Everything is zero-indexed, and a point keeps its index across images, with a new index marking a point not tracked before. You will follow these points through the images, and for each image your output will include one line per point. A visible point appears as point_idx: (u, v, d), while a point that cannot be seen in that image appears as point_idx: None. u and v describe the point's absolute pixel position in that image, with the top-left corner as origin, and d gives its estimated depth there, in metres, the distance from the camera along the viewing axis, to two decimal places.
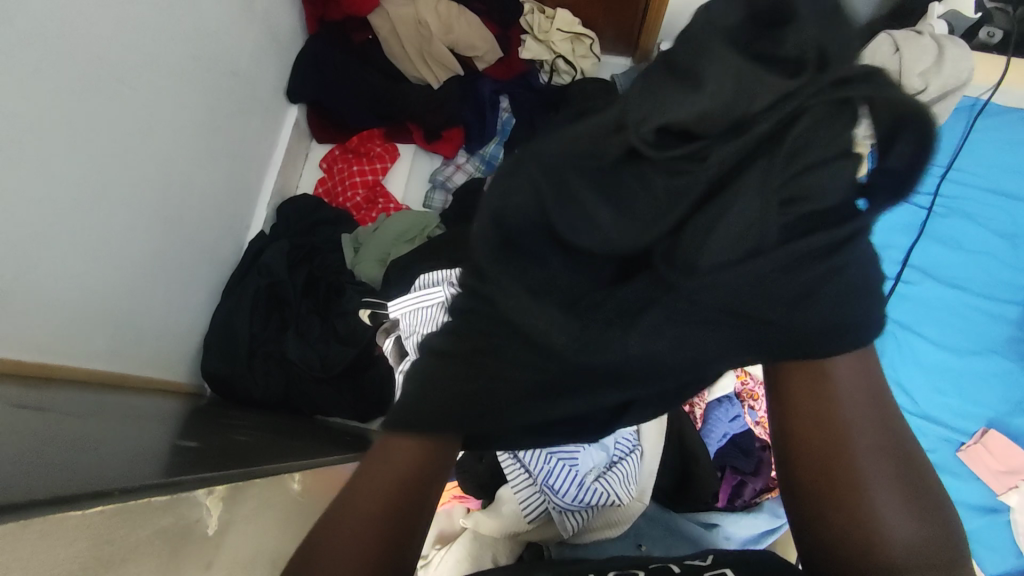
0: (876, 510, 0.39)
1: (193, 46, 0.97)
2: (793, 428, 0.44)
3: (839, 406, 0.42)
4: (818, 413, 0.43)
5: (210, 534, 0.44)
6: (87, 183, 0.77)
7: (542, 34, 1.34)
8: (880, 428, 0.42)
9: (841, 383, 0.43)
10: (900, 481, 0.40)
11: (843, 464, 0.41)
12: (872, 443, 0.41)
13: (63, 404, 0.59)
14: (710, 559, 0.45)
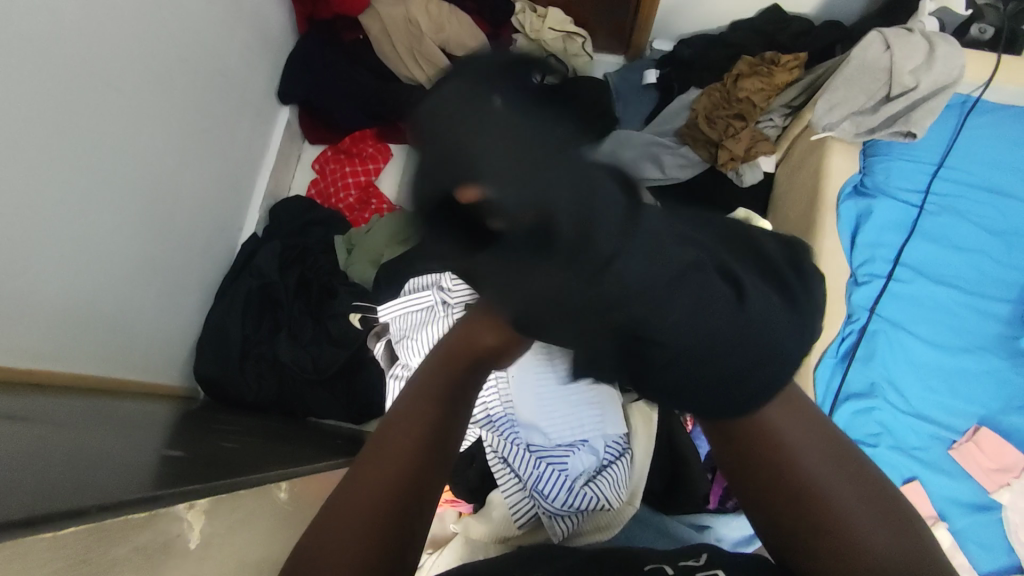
0: (857, 533, 0.42)
1: (181, 48, 0.97)
2: (755, 493, 0.46)
3: (799, 443, 0.44)
4: (781, 453, 0.44)
5: (192, 548, 0.43)
6: (75, 188, 0.77)
7: (534, 33, 1.32)
8: (835, 454, 0.44)
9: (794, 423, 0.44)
10: (866, 500, 0.43)
11: (817, 521, 0.43)
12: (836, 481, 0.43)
13: (52, 413, 0.59)
14: (704, 558, 0.50)
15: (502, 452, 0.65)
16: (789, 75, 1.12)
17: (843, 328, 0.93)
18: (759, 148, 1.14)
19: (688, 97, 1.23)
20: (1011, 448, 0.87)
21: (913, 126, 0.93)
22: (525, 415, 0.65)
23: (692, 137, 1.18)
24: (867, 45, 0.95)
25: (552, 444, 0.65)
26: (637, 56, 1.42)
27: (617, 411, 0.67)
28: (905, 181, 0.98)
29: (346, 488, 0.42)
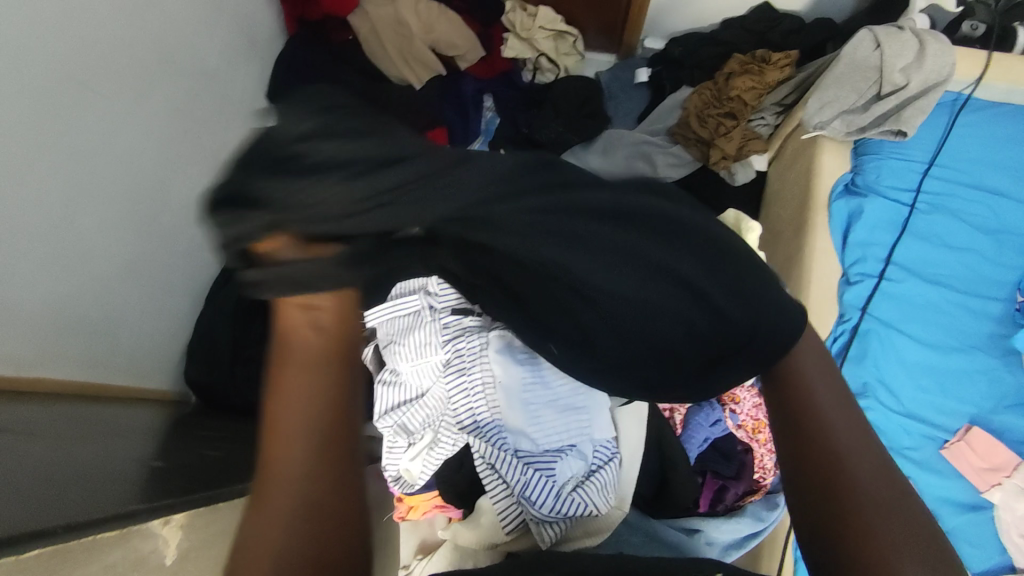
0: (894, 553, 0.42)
1: (168, 49, 0.96)
2: (799, 477, 0.47)
3: (837, 444, 0.47)
4: (827, 455, 0.46)
5: (167, 563, 0.47)
6: (59, 193, 0.76)
7: (525, 32, 1.31)
8: (879, 472, 0.45)
9: (834, 422, 0.48)
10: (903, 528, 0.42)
11: (847, 492, 0.44)
12: (869, 474, 0.45)
13: (32, 423, 0.58)
14: None
15: (490, 458, 0.64)
16: (780, 73, 1.10)
17: (835, 328, 0.94)
18: (752, 147, 1.13)
19: (679, 96, 1.23)
20: (1002, 448, 0.87)
21: (904, 124, 0.93)
22: (512, 417, 0.64)
23: (684, 137, 1.18)
24: (857, 44, 0.94)
25: (538, 447, 0.64)
26: (628, 54, 1.41)
27: (605, 417, 0.66)
28: (895, 180, 0.97)
29: (264, 485, 0.45)
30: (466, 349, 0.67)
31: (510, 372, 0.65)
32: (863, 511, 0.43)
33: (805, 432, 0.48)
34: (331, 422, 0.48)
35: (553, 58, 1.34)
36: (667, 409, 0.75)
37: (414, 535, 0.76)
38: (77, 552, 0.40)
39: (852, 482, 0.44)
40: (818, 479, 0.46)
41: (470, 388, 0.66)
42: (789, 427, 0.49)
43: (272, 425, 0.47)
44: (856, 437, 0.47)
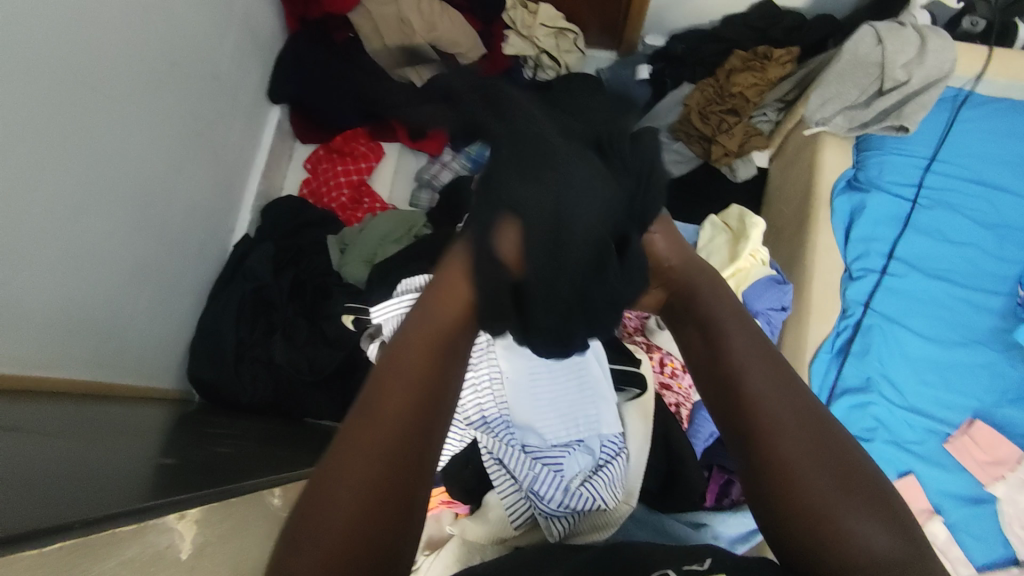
0: (846, 521, 0.45)
1: (170, 49, 0.95)
2: (753, 452, 0.49)
3: (780, 419, 0.49)
4: (769, 429, 0.49)
5: (184, 557, 0.44)
6: (64, 193, 0.76)
7: (525, 29, 1.33)
8: (824, 444, 0.48)
9: (767, 397, 0.50)
10: (841, 488, 0.46)
11: (789, 464, 0.47)
12: (816, 447, 0.48)
13: (42, 423, 0.58)
14: (707, 562, 0.48)
15: (497, 454, 0.64)
16: (782, 70, 1.11)
17: (838, 322, 0.94)
18: (753, 143, 1.14)
19: (680, 93, 1.23)
20: (1005, 441, 0.88)
21: (906, 120, 0.92)
22: (518, 412, 0.66)
23: (685, 133, 1.17)
24: (859, 40, 0.95)
25: (546, 443, 0.65)
26: (628, 52, 1.42)
27: (612, 412, 0.67)
28: (898, 175, 0.98)
29: (352, 438, 0.47)
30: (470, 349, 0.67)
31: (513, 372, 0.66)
32: (800, 482, 0.46)
33: (755, 406, 0.50)
34: (422, 398, 0.50)
35: (555, 55, 1.35)
36: (673, 404, 0.75)
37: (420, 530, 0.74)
38: (93, 548, 0.38)
39: (792, 450, 0.47)
40: (771, 458, 0.48)
41: (476, 388, 0.66)
42: (742, 407, 0.51)
43: (385, 381, 0.51)
44: (801, 410, 0.50)
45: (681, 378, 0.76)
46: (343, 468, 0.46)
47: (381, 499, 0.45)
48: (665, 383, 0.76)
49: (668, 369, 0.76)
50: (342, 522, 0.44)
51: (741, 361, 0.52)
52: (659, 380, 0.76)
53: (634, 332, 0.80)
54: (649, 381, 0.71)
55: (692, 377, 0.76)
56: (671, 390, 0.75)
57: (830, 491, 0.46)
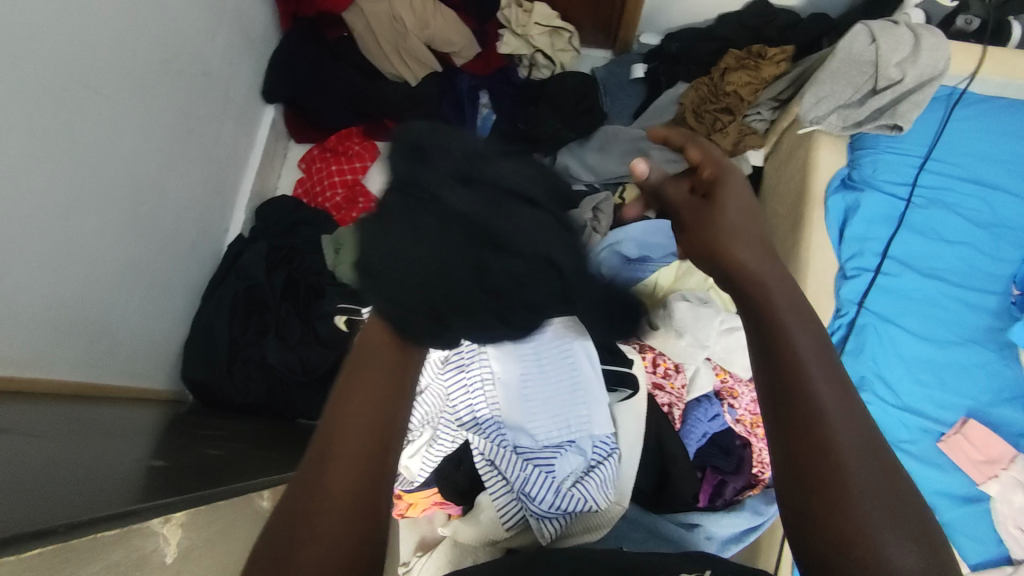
0: (880, 538, 0.37)
1: (162, 47, 0.95)
2: (786, 455, 0.40)
3: (824, 418, 0.39)
4: (807, 430, 0.39)
5: (169, 562, 0.45)
6: (54, 192, 0.75)
7: (520, 28, 1.30)
8: (871, 451, 0.39)
9: (822, 393, 0.40)
10: (889, 501, 0.38)
11: (830, 468, 0.38)
12: (854, 443, 0.39)
13: (30, 424, 0.58)
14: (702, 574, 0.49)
15: (489, 455, 0.64)
16: (777, 69, 1.11)
17: (832, 322, 0.94)
18: (747, 143, 1.15)
19: (674, 92, 1.22)
20: (999, 440, 0.87)
21: (900, 118, 0.93)
22: (509, 413, 0.65)
23: (680, 132, 1.18)
24: (854, 38, 0.94)
25: (538, 444, 0.65)
26: (623, 50, 1.41)
27: (604, 411, 0.66)
28: (893, 174, 0.97)
29: (301, 492, 0.41)
30: (463, 353, 0.66)
31: (507, 375, 0.66)
32: (844, 491, 0.38)
33: (792, 379, 0.40)
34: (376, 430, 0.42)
35: (549, 53, 1.33)
36: (666, 404, 0.74)
37: (413, 533, 0.77)
38: (79, 552, 0.38)
39: (829, 438, 0.39)
40: (800, 443, 0.40)
41: (468, 391, 0.65)
42: (774, 377, 0.41)
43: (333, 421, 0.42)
44: (835, 392, 0.40)
45: (673, 378, 0.75)
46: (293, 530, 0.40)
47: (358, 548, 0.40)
48: (658, 383, 0.74)
49: (661, 369, 0.75)
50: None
51: (777, 326, 0.42)
52: (652, 380, 0.75)
53: None
54: (641, 381, 0.70)
55: (685, 377, 0.76)
56: (665, 390, 0.74)
57: (864, 494, 0.38)
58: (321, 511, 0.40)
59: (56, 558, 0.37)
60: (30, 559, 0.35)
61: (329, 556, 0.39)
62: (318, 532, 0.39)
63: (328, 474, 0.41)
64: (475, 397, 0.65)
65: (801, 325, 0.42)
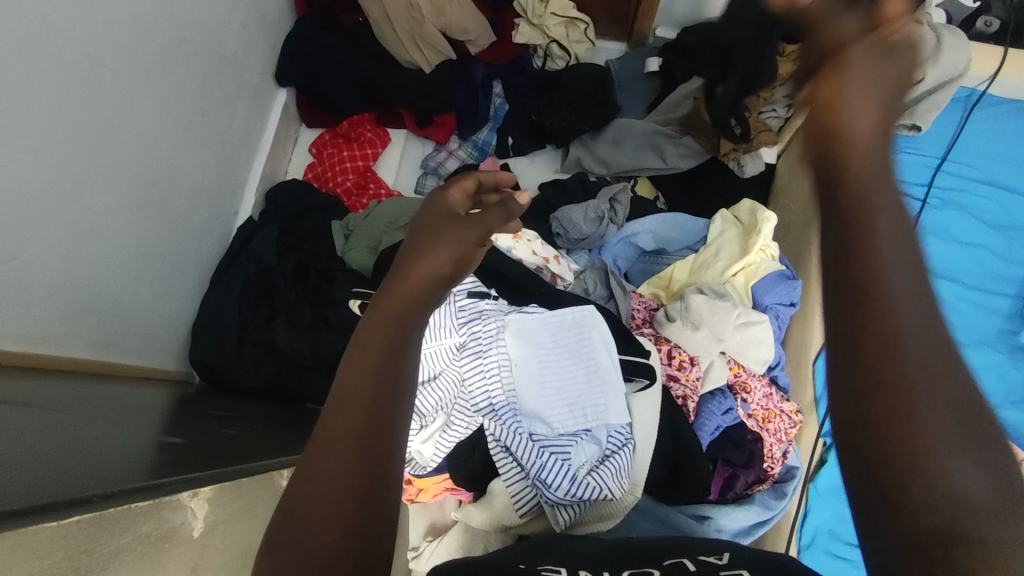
0: (942, 460, 0.32)
1: (179, 27, 0.94)
2: (846, 356, 0.36)
3: (889, 323, 0.35)
4: (864, 330, 0.35)
5: (195, 536, 0.47)
6: (69, 169, 0.75)
7: (536, 18, 1.31)
8: (939, 357, 0.34)
9: (888, 294, 0.36)
10: (950, 414, 0.33)
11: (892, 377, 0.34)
12: (918, 349, 0.34)
13: (47, 398, 0.58)
14: (726, 557, 0.48)
15: (505, 441, 0.65)
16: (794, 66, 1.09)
17: None
18: (762, 139, 1.13)
19: (689, 86, 1.22)
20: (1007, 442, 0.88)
21: (918, 118, 0.92)
22: (524, 400, 0.66)
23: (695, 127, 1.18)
24: None
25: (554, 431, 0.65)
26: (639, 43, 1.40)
27: (620, 402, 0.66)
28: (908, 174, 0.98)
29: (310, 457, 0.41)
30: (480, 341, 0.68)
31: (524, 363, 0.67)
32: (905, 403, 0.33)
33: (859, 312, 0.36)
34: (377, 397, 0.43)
35: (565, 44, 1.33)
36: (680, 397, 0.74)
37: (423, 518, 0.77)
38: (113, 522, 0.39)
39: (887, 337, 0.35)
40: (863, 367, 0.35)
41: (485, 377, 0.67)
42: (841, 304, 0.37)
43: (337, 395, 0.43)
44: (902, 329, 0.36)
45: (688, 370, 0.76)
46: (307, 485, 0.39)
47: (360, 484, 0.40)
48: (672, 375, 0.75)
49: (676, 361, 0.76)
50: (326, 524, 0.38)
51: (864, 242, 0.37)
52: (667, 372, 0.76)
53: (642, 325, 0.82)
54: (656, 373, 0.70)
55: (700, 371, 0.76)
56: (679, 381, 0.75)
57: (923, 408, 0.33)
58: (327, 444, 0.41)
59: (96, 526, 0.38)
60: (71, 526, 0.36)
61: (330, 490, 0.39)
62: (325, 466, 0.40)
63: (330, 419, 0.42)
64: (492, 382, 0.66)
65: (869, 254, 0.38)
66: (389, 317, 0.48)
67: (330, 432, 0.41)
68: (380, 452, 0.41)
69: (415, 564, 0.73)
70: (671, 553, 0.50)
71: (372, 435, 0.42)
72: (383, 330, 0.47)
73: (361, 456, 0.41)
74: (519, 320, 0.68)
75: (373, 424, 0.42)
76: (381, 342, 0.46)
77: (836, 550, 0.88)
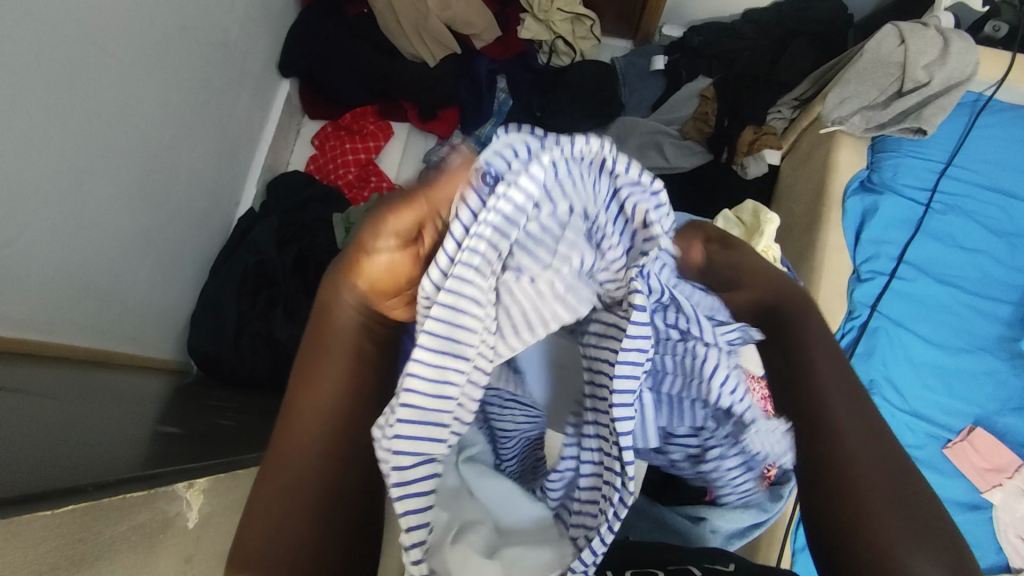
0: (897, 554, 0.34)
1: (181, 15, 0.93)
2: (810, 477, 0.38)
3: (844, 447, 0.37)
4: (831, 463, 0.37)
5: (191, 526, 0.48)
6: (69, 153, 0.75)
7: (542, 14, 1.31)
8: (892, 467, 0.37)
9: (834, 401, 0.39)
10: (913, 515, 0.35)
11: (853, 483, 0.36)
12: (874, 464, 0.37)
13: (43, 385, 0.57)
14: (732, 565, 0.50)
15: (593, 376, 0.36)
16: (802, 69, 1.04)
17: (845, 324, 0.93)
18: (764, 142, 1.11)
19: (696, 85, 1.23)
20: (1003, 449, 0.88)
21: (924, 122, 0.91)
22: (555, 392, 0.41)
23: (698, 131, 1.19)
24: (882, 39, 0.94)
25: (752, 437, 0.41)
26: (645, 41, 1.41)
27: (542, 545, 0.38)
28: (911, 178, 0.97)
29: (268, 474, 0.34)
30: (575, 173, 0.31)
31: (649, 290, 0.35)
32: (863, 506, 0.36)
33: (819, 442, 0.38)
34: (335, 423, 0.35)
35: (569, 41, 1.34)
36: None
37: None
38: (108, 512, 0.40)
39: (843, 447, 0.37)
40: (825, 489, 0.37)
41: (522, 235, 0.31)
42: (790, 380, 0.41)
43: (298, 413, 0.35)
44: (862, 419, 0.39)
45: None
46: (263, 520, 0.34)
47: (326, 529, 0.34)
48: None
49: None
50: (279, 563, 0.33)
51: (810, 384, 0.40)
52: None
53: None
54: None
55: None
56: None
57: (886, 507, 0.35)
58: (275, 483, 0.34)
59: (90, 516, 0.38)
60: (65, 515, 0.36)
61: (293, 546, 0.34)
62: (275, 519, 0.34)
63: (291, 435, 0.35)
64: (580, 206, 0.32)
65: (829, 356, 0.41)
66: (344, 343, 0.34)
67: (280, 483, 0.34)
68: (347, 505, 0.35)
69: None
70: (679, 555, 0.51)
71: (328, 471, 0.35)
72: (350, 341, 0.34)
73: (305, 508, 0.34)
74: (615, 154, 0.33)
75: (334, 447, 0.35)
76: (338, 382, 0.35)
77: None
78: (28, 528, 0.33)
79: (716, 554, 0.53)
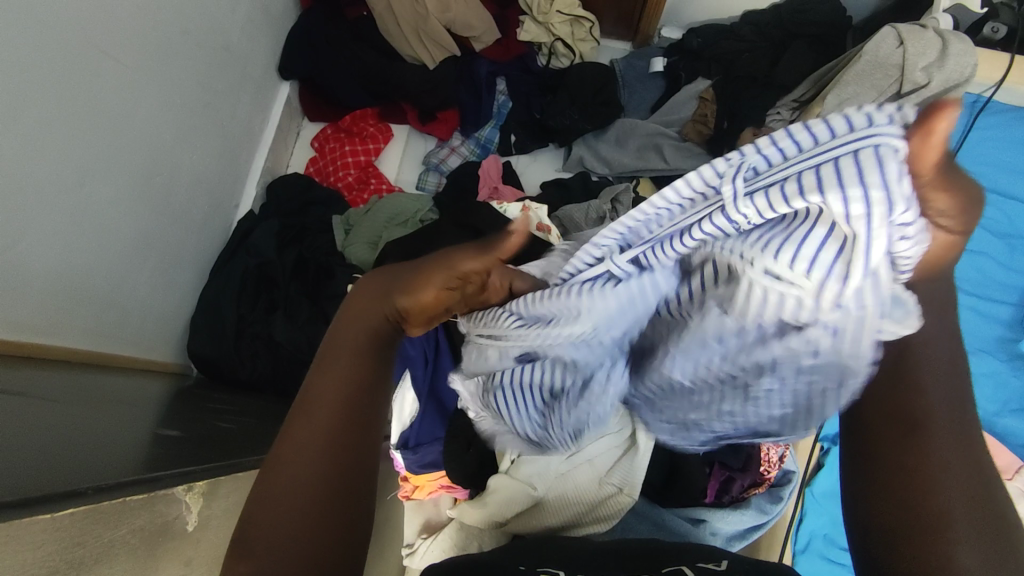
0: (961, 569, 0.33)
1: (182, 18, 0.93)
2: (878, 483, 0.37)
3: (930, 456, 0.36)
4: (913, 468, 0.36)
5: (190, 529, 0.49)
6: (69, 157, 0.74)
7: (541, 16, 1.29)
8: (972, 474, 0.35)
9: (931, 402, 0.36)
10: (993, 535, 0.34)
11: (928, 496, 0.35)
12: (963, 482, 0.35)
13: (44, 389, 0.57)
14: (725, 564, 0.50)
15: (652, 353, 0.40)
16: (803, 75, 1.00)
17: None
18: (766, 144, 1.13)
19: (694, 88, 1.23)
20: (1005, 451, 0.88)
21: None
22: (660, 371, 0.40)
23: (697, 131, 1.19)
24: (880, 40, 0.94)
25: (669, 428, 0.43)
26: (644, 43, 1.39)
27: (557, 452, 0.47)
28: None
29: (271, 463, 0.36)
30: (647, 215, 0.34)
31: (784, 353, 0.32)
32: (942, 515, 0.34)
33: (895, 446, 0.37)
34: (344, 414, 0.37)
35: (569, 43, 1.32)
36: None
37: (418, 515, 0.83)
38: (108, 515, 0.41)
39: (931, 454, 0.36)
40: (890, 495, 0.36)
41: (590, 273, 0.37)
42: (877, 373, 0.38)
43: (310, 402, 0.38)
44: (958, 427, 0.36)
45: None
46: (269, 507, 0.34)
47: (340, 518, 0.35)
48: None
49: None
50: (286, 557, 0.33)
51: (901, 384, 0.37)
52: None
53: None
54: None
55: None
56: None
57: (960, 519, 0.34)
58: (286, 475, 0.35)
59: (86, 516, 0.39)
60: (65, 519, 0.37)
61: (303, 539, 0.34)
62: (272, 504, 0.34)
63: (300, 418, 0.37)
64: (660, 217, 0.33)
65: (941, 368, 0.37)
66: (367, 335, 0.40)
67: (288, 471, 0.35)
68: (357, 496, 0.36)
69: (410, 561, 0.81)
70: (673, 556, 0.51)
71: (333, 462, 0.36)
72: (355, 338, 0.40)
73: (312, 500, 0.35)
74: (833, 160, 0.26)
75: (348, 442, 0.37)
76: (349, 370, 0.39)
77: (830, 555, 1.01)
78: (27, 533, 0.35)
79: (707, 552, 0.53)
